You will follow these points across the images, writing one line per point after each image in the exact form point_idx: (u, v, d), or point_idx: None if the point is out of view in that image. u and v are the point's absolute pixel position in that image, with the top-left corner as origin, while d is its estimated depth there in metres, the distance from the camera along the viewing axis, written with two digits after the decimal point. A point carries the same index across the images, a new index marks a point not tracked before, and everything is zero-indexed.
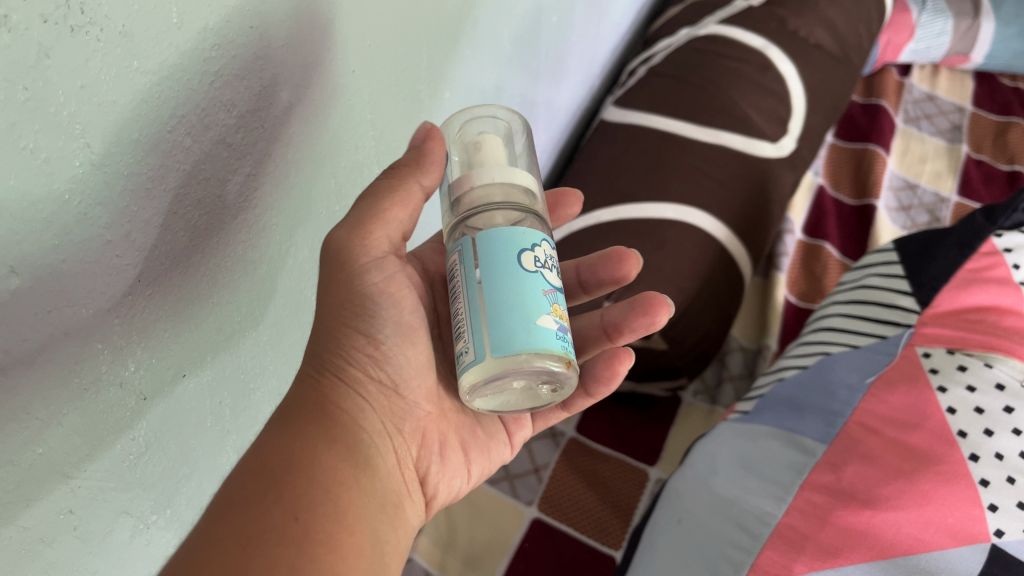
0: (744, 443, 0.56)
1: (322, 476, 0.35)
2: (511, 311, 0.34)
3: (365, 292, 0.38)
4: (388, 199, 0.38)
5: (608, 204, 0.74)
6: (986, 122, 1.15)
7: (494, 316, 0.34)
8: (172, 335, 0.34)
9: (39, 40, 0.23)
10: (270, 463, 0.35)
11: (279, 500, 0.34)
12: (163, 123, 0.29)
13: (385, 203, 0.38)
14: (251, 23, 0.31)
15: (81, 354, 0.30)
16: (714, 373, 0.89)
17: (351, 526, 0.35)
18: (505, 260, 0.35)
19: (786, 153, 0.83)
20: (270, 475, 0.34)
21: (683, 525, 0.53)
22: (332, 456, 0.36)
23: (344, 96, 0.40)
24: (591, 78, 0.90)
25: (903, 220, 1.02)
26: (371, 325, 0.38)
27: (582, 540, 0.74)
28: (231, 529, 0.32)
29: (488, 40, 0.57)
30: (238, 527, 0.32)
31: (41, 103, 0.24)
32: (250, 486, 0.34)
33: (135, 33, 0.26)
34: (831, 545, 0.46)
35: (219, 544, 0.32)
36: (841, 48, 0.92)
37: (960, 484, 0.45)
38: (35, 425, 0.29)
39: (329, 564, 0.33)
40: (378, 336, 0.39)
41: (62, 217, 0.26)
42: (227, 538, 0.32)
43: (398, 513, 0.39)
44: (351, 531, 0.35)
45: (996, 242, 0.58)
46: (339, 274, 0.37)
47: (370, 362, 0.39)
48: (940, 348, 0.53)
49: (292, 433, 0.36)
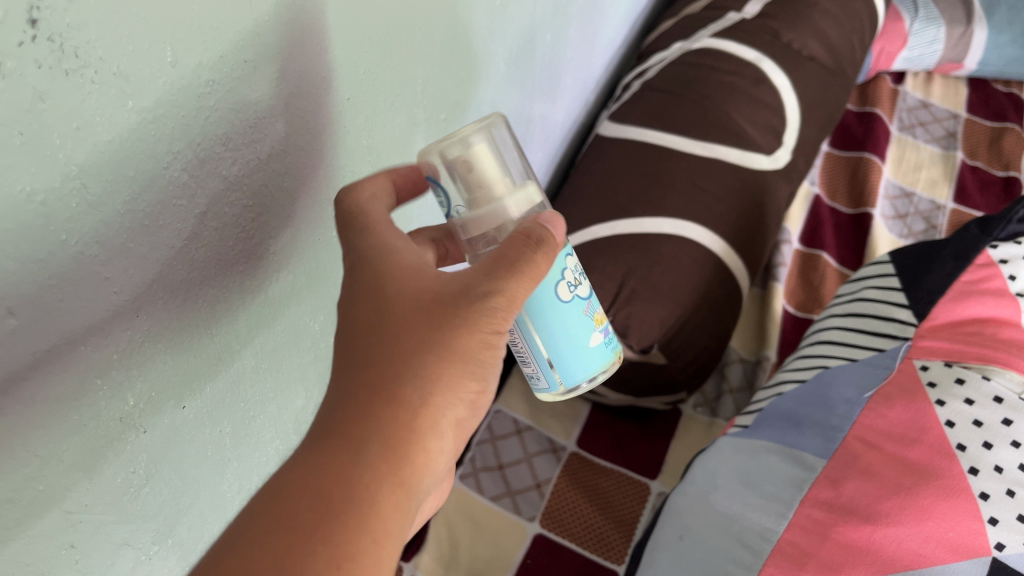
0: (744, 459, 0.57)
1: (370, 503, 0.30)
2: (569, 352, 0.42)
3: (484, 347, 0.34)
4: (527, 275, 0.35)
5: (604, 218, 0.74)
6: (981, 129, 1.15)
7: (556, 356, 0.42)
8: (170, 369, 0.34)
9: (34, 85, 0.23)
10: (310, 481, 0.30)
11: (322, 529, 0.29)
12: (158, 160, 0.29)
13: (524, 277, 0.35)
14: (245, 57, 0.31)
15: (81, 391, 0.30)
16: (714, 385, 0.89)
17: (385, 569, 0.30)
18: (541, 307, 0.40)
19: (781, 164, 0.83)
20: (310, 497, 0.29)
21: (684, 542, 0.53)
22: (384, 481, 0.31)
23: (339, 124, 0.41)
24: (586, 93, 0.90)
25: (899, 228, 1.02)
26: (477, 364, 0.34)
27: (585, 555, 0.74)
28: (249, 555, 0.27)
29: (483, 59, 0.57)
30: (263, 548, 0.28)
31: (36, 146, 0.24)
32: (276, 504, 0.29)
33: (130, 73, 0.26)
34: (831, 561, 0.46)
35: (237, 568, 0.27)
36: (835, 59, 0.92)
37: (960, 498, 0.45)
38: (35, 463, 0.29)
39: None
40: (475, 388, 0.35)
41: (59, 257, 0.26)
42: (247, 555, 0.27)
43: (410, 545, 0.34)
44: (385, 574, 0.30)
45: (992, 252, 0.58)
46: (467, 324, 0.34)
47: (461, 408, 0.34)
48: (937, 361, 0.53)
49: (346, 447, 0.31)
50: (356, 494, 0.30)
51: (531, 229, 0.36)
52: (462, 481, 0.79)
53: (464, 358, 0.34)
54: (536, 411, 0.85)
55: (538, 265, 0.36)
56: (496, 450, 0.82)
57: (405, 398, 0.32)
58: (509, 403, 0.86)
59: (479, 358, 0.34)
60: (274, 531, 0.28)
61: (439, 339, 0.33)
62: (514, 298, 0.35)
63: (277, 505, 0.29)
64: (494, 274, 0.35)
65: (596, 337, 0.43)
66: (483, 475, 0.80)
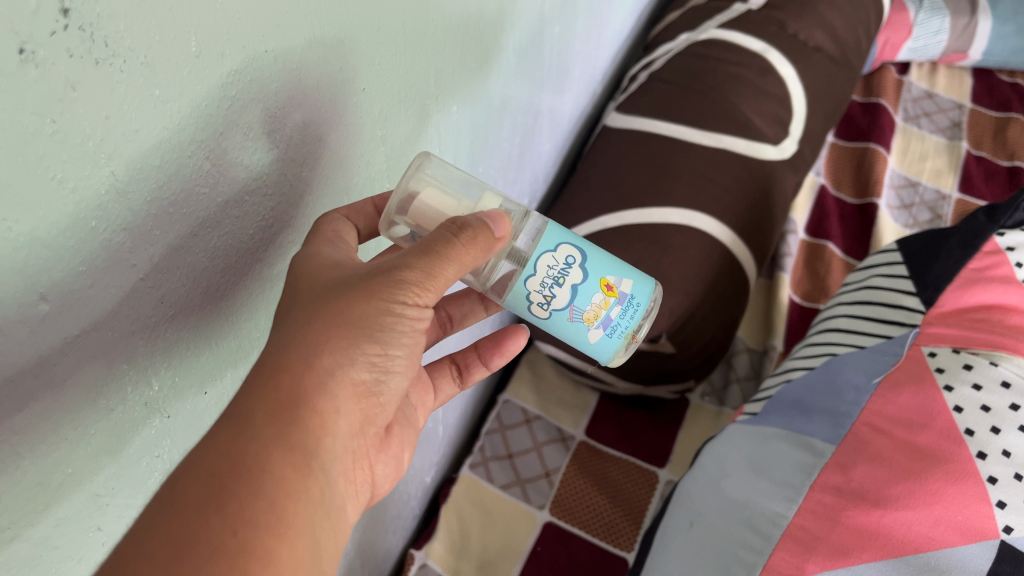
0: (754, 445, 0.57)
1: (266, 479, 0.31)
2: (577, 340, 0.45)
3: (395, 326, 0.35)
4: (445, 262, 0.36)
5: (613, 209, 0.74)
6: (986, 119, 1.15)
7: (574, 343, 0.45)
8: (193, 355, 0.35)
9: (67, 75, 0.24)
10: (219, 465, 0.30)
11: (222, 507, 0.29)
12: (183, 148, 0.30)
13: (443, 264, 0.36)
14: (265, 47, 0.32)
15: (108, 376, 0.30)
16: (721, 374, 0.89)
17: (289, 536, 0.31)
18: (528, 315, 0.44)
19: (788, 155, 0.83)
20: (218, 478, 0.30)
21: (695, 530, 0.54)
22: (280, 456, 0.32)
23: (356, 114, 0.41)
24: (593, 85, 0.91)
25: (905, 218, 1.03)
26: (384, 341, 0.35)
27: (595, 543, 0.74)
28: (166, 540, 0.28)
29: (494, 50, 0.58)
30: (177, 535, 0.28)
31: (69, 135, 0.24)
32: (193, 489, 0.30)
33: (156, 62, 0.27)
34: (842, 545, 0.47)
35: (153, 552, 0.28)
36: (841, 49, 0.92)
37: (968, 483, 0.46)
38: (65, 445, 0.29)
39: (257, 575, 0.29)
40: (386, 355, 0.36)
41: (89, 243, 0.27)
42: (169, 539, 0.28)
43: (339, 513, 0.35)
44: (290, 544, 0.31)
45: (998, 240, 0.58)
46: (368, 303, 0.35)
47: (368, 375, 0.36)
48: (945, 347, 0.54)
49: (251, 426, 0.32)
50: (252, 463, 0.31)
51: (463, 222, 0.37)
52: (472, 470, 0.80)
53: (370, 326, 0.35)
54: (545, 400, 0.86)
55: (467, 260, 0.37)
56: (506, 440, 0.83)
57: (301, 367, 0.33)
58: (517, 393, 0.87)
59: (389, 326, 0.35)
60: (177, 507, 0.29)
61: (336, 311, 0.34)
62: (438, 278, 0.36)
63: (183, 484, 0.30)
64: (413, 263, 0.35)
65: (592, 333, 0.44)
66: (493, 464, 0.81)
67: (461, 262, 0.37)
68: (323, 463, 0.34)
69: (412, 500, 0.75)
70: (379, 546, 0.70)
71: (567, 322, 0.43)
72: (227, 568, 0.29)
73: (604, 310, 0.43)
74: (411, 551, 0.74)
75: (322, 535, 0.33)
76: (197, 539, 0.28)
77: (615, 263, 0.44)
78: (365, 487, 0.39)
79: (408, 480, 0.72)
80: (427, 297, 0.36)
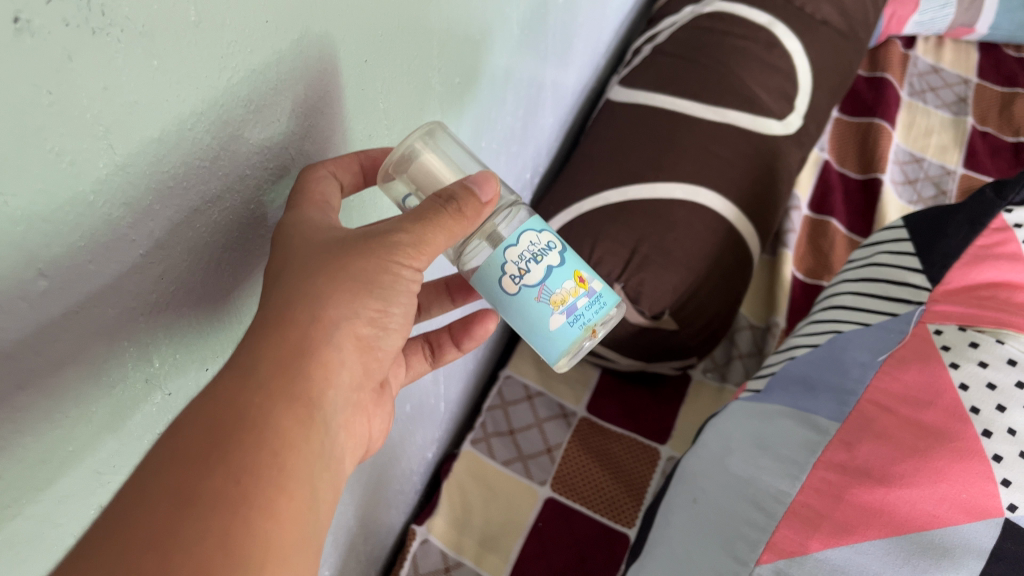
0: (758, 422, 0.57)
1: (267, 428, 0.30)
2: (534, 333, 0.42)
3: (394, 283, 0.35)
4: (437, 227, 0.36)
5: (615, 184, 0.74)
6: (991, 94, 1.14)
7: (527, 331, 0.42)
8: (193, 330, 0.34)
9: (63, 45, 0.23)
10: (218, 414, 0.29)
11: (223, 459, 0.29)
12: (184, 120, 0.29)
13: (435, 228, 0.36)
14: (267, 17, 0.31)
15: (107, 353, 0.30)
16: (723, 351, 0.89)
17: (289, 489, 0.30)
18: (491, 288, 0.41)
19: (793, 130, 0.82)
20: (217, 428, 0.29)
21: (699, 506, 0.54)
22: (281, 407, 0.31)
23: (358, 86, 0.40)
24: (597, 57, 0.89)
25: (909, 194, 1.02)
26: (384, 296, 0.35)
27: (596, 519, 0.75)
28: (166, 490, 0.27)
29: (498, 22, 0.57)
30: (177, 483, 0.27)
31: (65, 107, 0.24)
32: (192, 439, 0.29)
33: (156, 32, 0.26)
34: (845, 522, 0.47)
35: (152, 502, 0.27)
36: (848, 22, 0.91)
37: (974, 460, 0.46)
38: (66, 422, 0.29)
39: (262, 527, 0.28)
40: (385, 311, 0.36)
41: (87, 217, 0.26)
42: (168, 489, 0.27)
43: (337, 467, 0.35)
44: (290, 497, 0.30)
45: (1006, 217, 0.58)
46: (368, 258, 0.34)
47: (369, 327, 0.36)
48: (951, 325, 0.53)
49: (249, 376, 0.31)
50: (250, 413, 0.30)
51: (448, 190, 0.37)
52: (473, 446, 0.80)
53: (371, 281, 0.34)
54: (546, 376, 0.86)
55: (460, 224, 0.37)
56: (507, 416, 0.83)
57: (303, 317, 0.33)
58: (519, 369, 0.87)
59: (388, 284, 0.35)
60: (174, 458, 0.28)
61: (337, 265, 0.34)
62: (428, 245, 0.36)
63: (182, 433, 0.29)
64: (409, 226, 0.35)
65: (556, 319, 0.41)
66: (494, 440, 0.80)
67: (450, 234, 0.36)
68: (323, 414, 0.33)
69: (413, 476, 0.75)
70: (380, 522, 0.70)
71: (534, 303, 0.41)
72: (229, 515, 0.28)
73: (571, 298, 0.42)
74: (412, 526, 0.74)
75: (322, 491, 0.32)
76: (197, 489, 0.27)
77: (583, 265, 0.44)
78: (361, 443, 0.39)
79: (408, 456, 0.72)
80: (419, 260, 0.36)
